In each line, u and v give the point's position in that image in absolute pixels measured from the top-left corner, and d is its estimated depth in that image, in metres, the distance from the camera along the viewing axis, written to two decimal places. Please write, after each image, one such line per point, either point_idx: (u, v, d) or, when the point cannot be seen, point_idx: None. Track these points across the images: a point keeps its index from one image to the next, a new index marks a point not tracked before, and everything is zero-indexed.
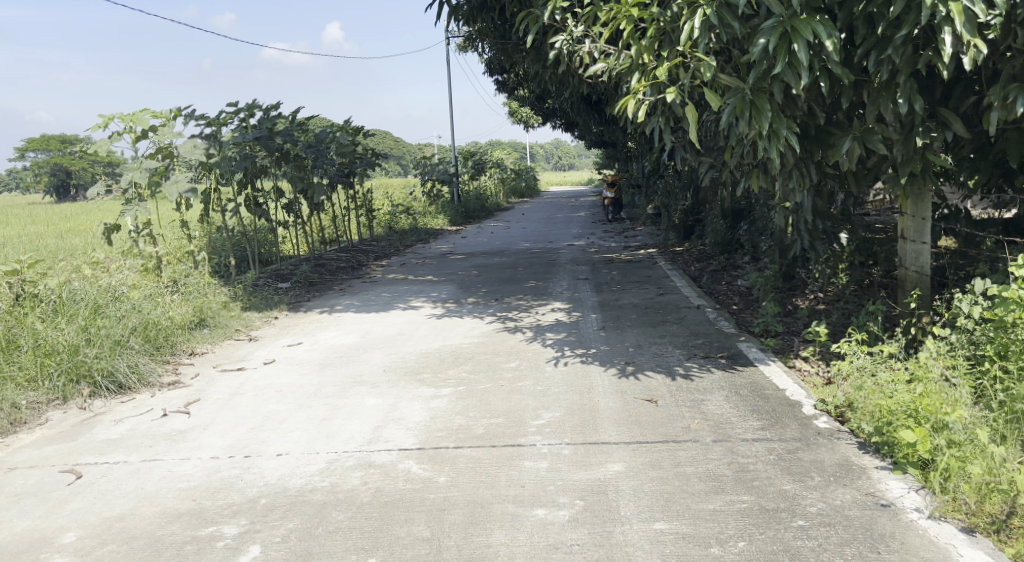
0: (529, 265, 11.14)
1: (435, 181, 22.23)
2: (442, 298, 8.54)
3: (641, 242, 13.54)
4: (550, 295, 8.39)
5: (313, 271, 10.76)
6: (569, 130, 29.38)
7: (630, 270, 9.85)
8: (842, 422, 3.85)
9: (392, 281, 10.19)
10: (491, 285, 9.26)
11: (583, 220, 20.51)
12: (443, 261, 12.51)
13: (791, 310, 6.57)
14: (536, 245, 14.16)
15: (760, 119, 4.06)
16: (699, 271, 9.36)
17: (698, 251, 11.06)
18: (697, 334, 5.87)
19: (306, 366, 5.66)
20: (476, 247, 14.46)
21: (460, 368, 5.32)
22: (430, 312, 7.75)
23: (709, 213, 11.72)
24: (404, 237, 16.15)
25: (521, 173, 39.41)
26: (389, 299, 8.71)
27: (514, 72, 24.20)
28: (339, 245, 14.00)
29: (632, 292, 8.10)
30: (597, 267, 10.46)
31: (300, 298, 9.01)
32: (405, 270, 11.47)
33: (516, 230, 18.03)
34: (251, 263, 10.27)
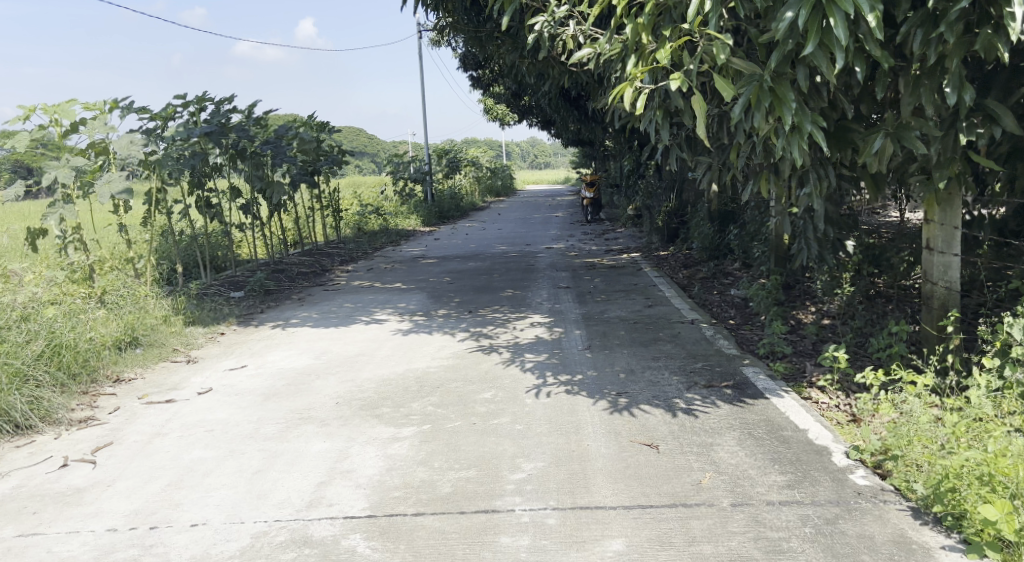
0: (505, 271, 10.43)
1: (407, 179, 21.46)
2: (410, 310, 7.81)
3: (623, 245, 12.91)
4: (528, 306, 7.69)
5: (270, 278, 9.96)
6: (546, 127, 28.72)
7: (613, 277, 9.18)
8: (884, 477, 3.18)
9: (357, 289, 9.43)
10: (464, 295, 8.54)
11: (562, 220, 19.88)
12: (413, 266, 11.76)
13: (796, 326, 5.93)
14: (512, 248, 13.47)
15: (781, 112, 3.38)
16: (688, 279, 8.72)
17: (685, 256, 10.44)
18: (695, 357, 5.20)
19: (246, 397, 4.89)
20: (450, 250, 13.73)
21: (426, 399, 4.59)
22: (395, 327, 7.01)
23: (695, 216, 11.11)
24: (373, 239, 15.37)
25: (497, 172, 38.70)
26: (352, 310, 7.95)
27: (489, 67, 23.48)
28: (303, 248, 13.18)
29: (618, 303, 7.43)
30: (578, 273, 9.79)
31: (254, 309, 8.22)
32: (372, 276, 10.71)
33: (492, 231, 17.32)
34: (203, 270, 9.46)
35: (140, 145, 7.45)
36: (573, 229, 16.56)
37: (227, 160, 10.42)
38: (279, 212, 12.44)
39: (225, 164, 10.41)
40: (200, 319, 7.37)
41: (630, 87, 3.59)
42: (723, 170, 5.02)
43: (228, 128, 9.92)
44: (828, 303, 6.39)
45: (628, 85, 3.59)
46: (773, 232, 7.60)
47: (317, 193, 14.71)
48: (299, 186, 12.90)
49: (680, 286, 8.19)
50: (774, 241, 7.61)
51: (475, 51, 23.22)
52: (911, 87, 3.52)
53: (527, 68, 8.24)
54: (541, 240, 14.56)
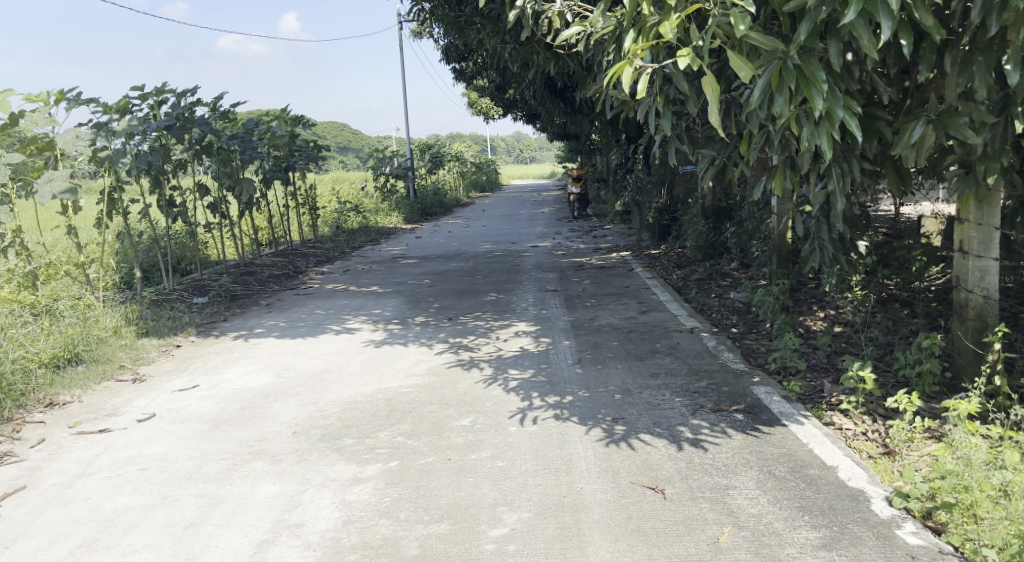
0: (489, 273, 9.86)
1: (388, 175, 20.86)
2: (386, 317, 7.24)
3: (611, 243, 12.39)
4: (513, 312, 7.14)
5: (238, 282, 9.36)
6: (531, 121, 28.17)
7: (604, 278, 8.64)
8: (939, 533, 2.65)
9: (330, 294, 8.84)
10: (444, 299, 7.99)
11: (549, 217, 19.37)
12: (391, 266, 11.17)
13: (805, 336, 5.42)
14: (497, 247, 12.92)
15: (810, 97, 2.84)
16: (683, 280, 8.21)
17: (678, 255, 9.93)
18: (698, 373, 4.66)
19: (192, 426, 4.30)
20: (431, 249, 13.15)
21: (395, 428, 4.03)
22: (369, 337, 6.43)
23: (687, 214, 10.60)
24: (352, 238, 14.75)
25: (482, 167, 38.09)
26: (324, 318, 7.36)
27: (473, 60, 22.90)
28: (276, 248, 12.55)
29: (609, 309, 6.89)
30: (566, 274, 9.24)
31: (217, 316, 7.61)
32: (348, 278, 10.11)
33: (476, 229, 16.77)
34: (165, 274, 8.84)
35: (87, 141, 6.86)
36: (560, 226, 16.02)
37: (191, 156, 9.78)
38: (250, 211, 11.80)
39: (189, 160, 9.77)
40: (156, 329, 6.75)
41: (629, 66, 3.00)
42: (729, 165, 4.49)
43: (189, 121, 9.28)
44: (838, 309, 5.88)
45: (627, 64, 3.01)
46: (776, 232, 7.09)
47: (292, 190, 14.07)
48: (272, 183, 12.26)
49: (675, 289, 7.67)
50: (776, 241, 7.10)
51: (458, 43, 22.62)
52: (959, 67, 3.01)
53: (512, 55, 7.67)
54: (527, 238, 14.01)
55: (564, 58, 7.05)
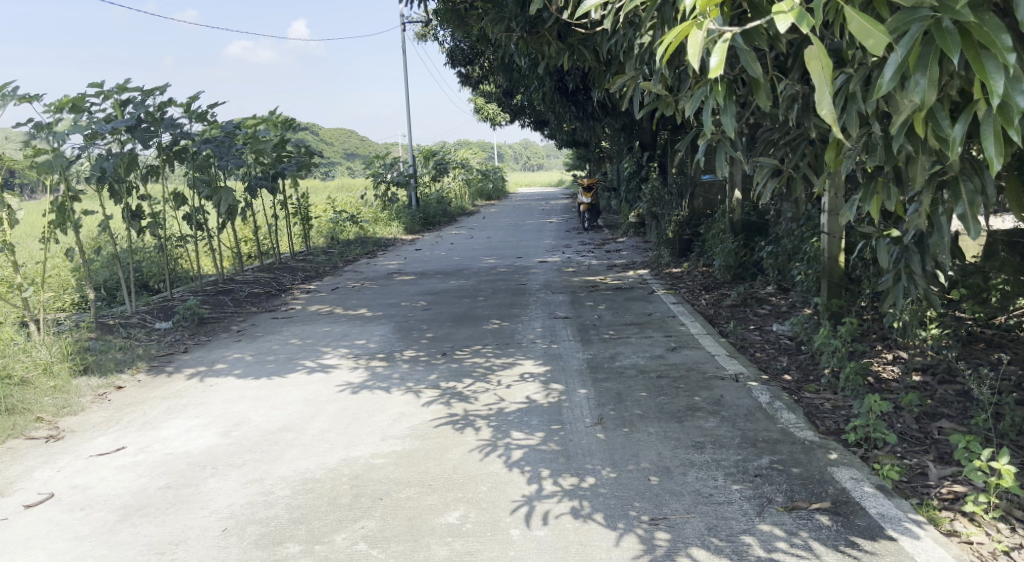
0: (493, 293, 8.83)
1: (389, 183, 19.90)
2: (371, 349, 6.22)
3: (626, 259, 11.37)
4: (518, 345, 6.10)
5: (209, 304, 8.37)
6: (539, 128, 27.23)
7: (622, 304, 7.59)
8: None
9: (312, 318, 7.83)
10: (440, 327, 6.97)
11: (557, 227, 18.40)
12: (385, 284, 10.15)
13: (880, 388, 4.38)
14: (502, 262, 11.91)
15: (984, 74, 1.83)
16: (713, 307, 7.18)
17: (703, 274, 8.92)
18: (757, 446, 3.62)
19: (94, 515, 3.24)
20: (430, 263, 12.14)
21: (357, 529, 3.01)
22: (347, 378, 5.41)
23: (712, 230, 9.60)
24: (347, 250, 13.74)
25: (489, 174, 37.11)
26: (299, 351, 6.34)
27: (480, 63, 21.99)
28: (262, 262, 11.56)
29: (634, 344, 5.85)
30: (578, 297, 8.21)
31: (177, 346, 6.60)
32: (335, 298, 9.11)
33: (480, 240, 15.81)
34: (126, 294, 7.85)
35: (20, 144, 5.86)
36: (568, 239, 15.01)
37: (163, 162, 8.81)
38: (230, 221, 10.80)
39: (159, 165, 8.81)
40: (98, 364, 5.73)
41: (696, 29, 1.97)
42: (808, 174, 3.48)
43: (154, 123, 8.33)
44: (912, 352, 4.84)
45: (693, 25, 1.98)
46: (827, 254, 6.01)
47: (282, 199, 13.08)
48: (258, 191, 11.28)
49: (707, 319, 6.63)
50: (826, 266, 6.04)
51: (464, 45, 21.69)
52: None
53: (518, 45, 6.67)
54: (534, 252, 12.98)
55: (580, 49, 6.04)
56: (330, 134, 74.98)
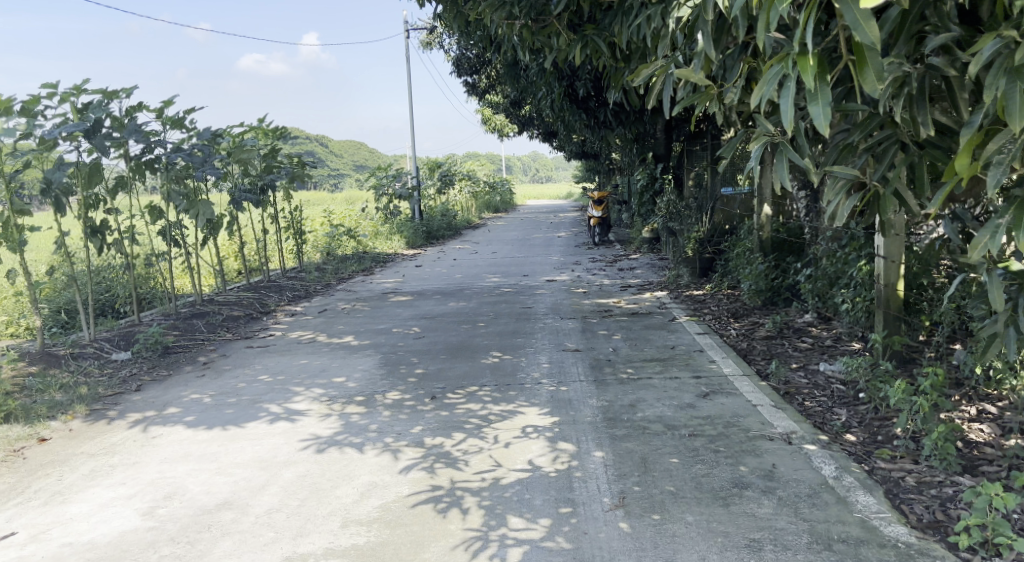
0: (495, 318, 7.95)
1: (391, 194, 19.11)
2: (349, 390, 5.35)
3: (641, 279, 10.51)
4: (520, 386, 5.22)
5: (179, 331, 7.53)
6: (549, 139, 26.45)
7: (640, 334, 6.70)
8: None
9: (291, 348, 6.97)
10: (432, 361, 6.09)
11: (566, 242, 17.54)
12: (378, 306, 9.30)
13: (974, 458, 3.49)
14: (506, 280, 11.04)
15: None
16: (745, 339, 6.31)
17: (728, 299, 8.05)
18: (833, 551, 2.73)
19: None
20: (428, 282, 11.30)
21: None
22: (316, 429, 4.54)
23: (737, 248, 8.76)
24: (342, 267, 12.90)
25: (496, 186, 36.38)
26: (267, 391, 5.48)
27: (487, 72, 21.28)
28: (247, 280, 10.74)
29: (657, 387, 4.95)
30: (589, 324, 7.33)
31: (129, 382, 5.75)
32: (321, 323, 8.26)
33: (485, 256, 14.97)
34: (84, 320, 7.02)
35: None
36: (578, 255, 14.15)
37: (133, 171, 8.01)
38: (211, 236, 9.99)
39: (129, 176, 8.03)
40: (26, 408, 4.89)
41: None
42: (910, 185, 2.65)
43: (119, 129, 7.53)
44: (1003, 407, 3.95)
45: None
46: (883, 281, 5.18)
47: (273, 212, 12.27)
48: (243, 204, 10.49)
49: (741, 355, 5.74)
50: (882, 294, 5.20)
51: (471, 52, 20.99)
52: None
53: (523, 38, 5.84)
54: (541, 269, 12.11)
55: (593, 41, 5.20)
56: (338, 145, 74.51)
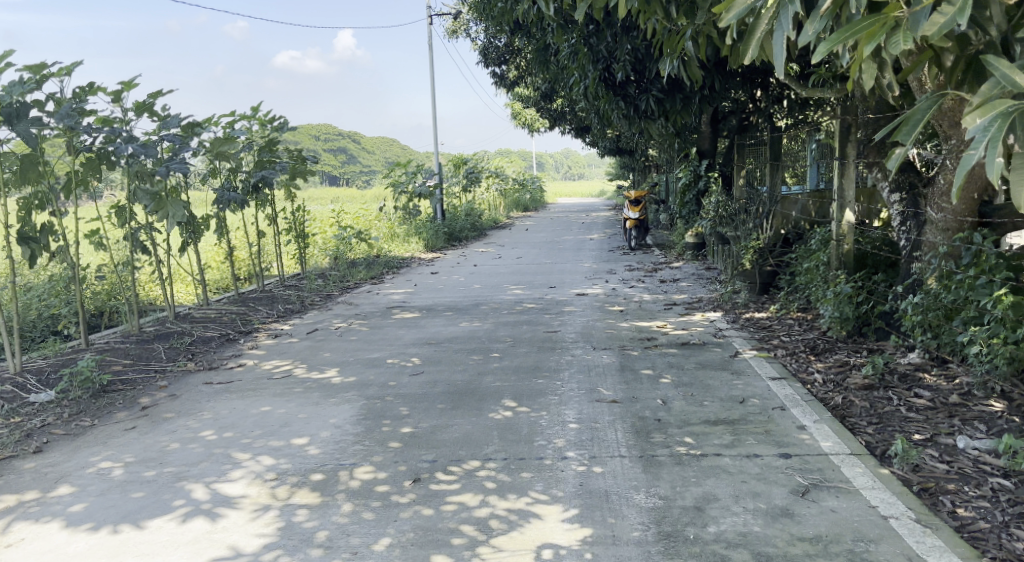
0: (513, 348, 6.52)
1: (411, 193, 17.82)
2: (307, 463, 3.97)
3: (687, 293, 9.03)
4: (536, 464, 3.76)
5: (130, 360, 6.24)
6: (581, 135, 24.97)
7: (694, 378, 5.22)
8: None
9: (257, 385, 5.63)
10: (424, 414, 4.69)
11: (599, 246, 16.06)
12: (378, 325, 7.95)
13: None
14: (530, 293, 9.62)
15: None
16: (833, 388, 4.82)
17: (800, 328, 6.55)
18: None
19: None
20: (442, 293, 9.94)
21: None
22: (241, 537, 3.16)
23: (811, 264, 7.27)
24: (348, 275, 11.60)
25: (526, 184, 35.01)
26: (201, 459, 4.12)
27: (517, 62, 19.87)
28: (236, 292, 9.48)
29: (730, 478, 3.47)
30: (629, 359, 5.87)
31: (31, 440, 4.43)
32: (305, 349, 6.92)
33: (510, 262, 13.57)
34: (10, 347, 5.76)
35: None
36: (613, 262, 12.67)
37: (86, 167, 6.77)
38: (191, 241, 8.73)
39: (84, 172, 6.80)
40: None
41: None
42: None
43: (53, 115, 6.13)
44: None
45: None
46: None
47: (271, 213, 11.00)
48: (231, 204, 9.23)
49: (837, 418, 4.23)
50: None
51: (500, 41, 19.60)
52: None
53: None
54: (570, 280, 10.67)
55: None
56: (369, 141, 73.64)
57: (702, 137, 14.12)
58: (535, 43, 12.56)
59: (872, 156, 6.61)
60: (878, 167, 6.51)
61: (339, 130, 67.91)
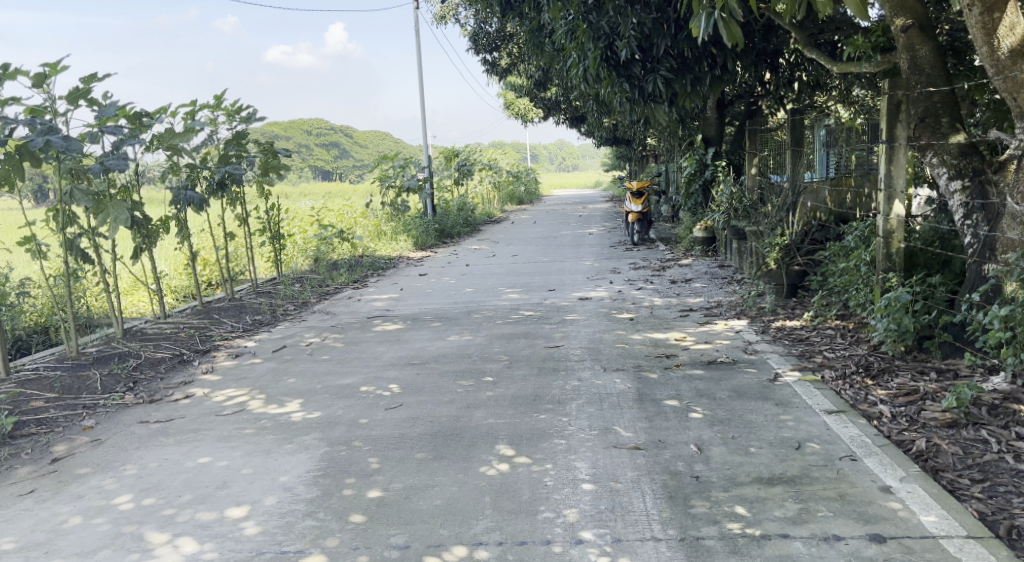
0: (509, 370, 5.55)
1: (399, 188, 16.84)
2: (239, 550, 3.00)
3: (703, 297, 8.08)
4: (543, 554, 2.81)
5: (55, 393, 5.24)
6: (577, 125, 24.00)
7: (732, 412, 4.26)
8: None
9: (200, 426, 4.64)
10: (399, 470, 3.73)
11: (600, 242, 15.11)
12: (355, 340, 6.97)
13: None
14: (528, 298, 8.64)
15: None
16: (909, 426, 3.87)
17: (844, 342, 5.59)
18: None
19: None
20: (430, 299, 8.96)
21: None
22: None
23: (849, 264, 6.31)
24: (328, 279, 10.61)
25: (520, 176, 34.08)
26: (104, 543, 3.15)
27: (510, 48, 18.88)
28: (200, 303, 8.48)
29: None
30: (648, 385, 4.91)
31: None
32: (268, 373, 5.93)
33: (506, 260, 12.61)
34: None
35: None
36: (617, 260, 11.71)
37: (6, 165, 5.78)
38: (145, 247, 7.73)
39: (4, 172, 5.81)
40: None
41: None
42: None
43: None
44: None
45: None
46: None
47: (241, 212, 9.99)
48: (191, 204, 8.24)
49: (929, 474, 3.27)
50: None
51: (492, 26, 18.61)
52: None
53: None
54: (572, 281, 9.70)
55: None
56: (360, 134, 72.35)
57: (707, 123, 13.18)
58: (529, 23, 11.57)
59: (924, 138, 5.67)
60: (934, 150, 5.56)
61: (330, 123, 66.69)
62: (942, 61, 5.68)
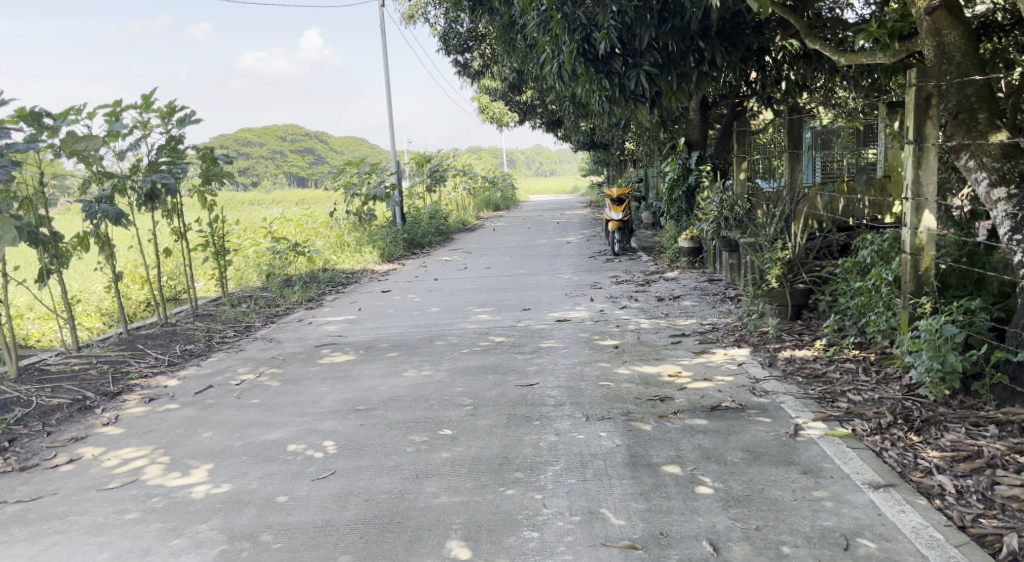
0: (472, 419, 4.58)
1: (365, 196, 15.79)
2: None
3: (694, 318, 7.18)
4: None
5: None
6: (553, 129, 23.12)
7: (751, 486, 3.33)
8: None
9: (71, 509, 3.62)
10: None
11: (579, 251, 14.21)
12: (295, 377, 5.95)
13: None
14: (499, 320, 7.67)
15: None
16: (984, 508, 2.98)
17: (870, 379, 4.70)
18: None
19: None
20: (389, 323, 7.97)
21: None
22: None
23: (868, 283, 5.42)
24: (278, 298, 9.57)
25: (496, 182, 33.13)
26: None
27: (482, 49, 17.93)
28: (124, 330, 7.41)
29: None
30: (641, 442, 3.97)
31: None
32: (181, 424, 4.90)
33: (477, 274, 11.64)
34: None
35: None
36: (598, 273, 10.80)
37: None
38: (53, 269, 6.66)
39: None
40: None
41: None
42: None
43: None
44: None
45: None
46: None
47: (178, 225, 8.93)
48: (111, 218, 7.18)
49: None
50: None
51: (463, 25, 17.64)
52: None
53: None
54: (548, 299, 8.75)
55: None
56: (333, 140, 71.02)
57: (690, 126, 12.32)
58: (500, 18, 10.62)
59: (957, 137, 4.81)
60: (971, 153, 4.70)
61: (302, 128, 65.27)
62: (975, 48, 4.82)
